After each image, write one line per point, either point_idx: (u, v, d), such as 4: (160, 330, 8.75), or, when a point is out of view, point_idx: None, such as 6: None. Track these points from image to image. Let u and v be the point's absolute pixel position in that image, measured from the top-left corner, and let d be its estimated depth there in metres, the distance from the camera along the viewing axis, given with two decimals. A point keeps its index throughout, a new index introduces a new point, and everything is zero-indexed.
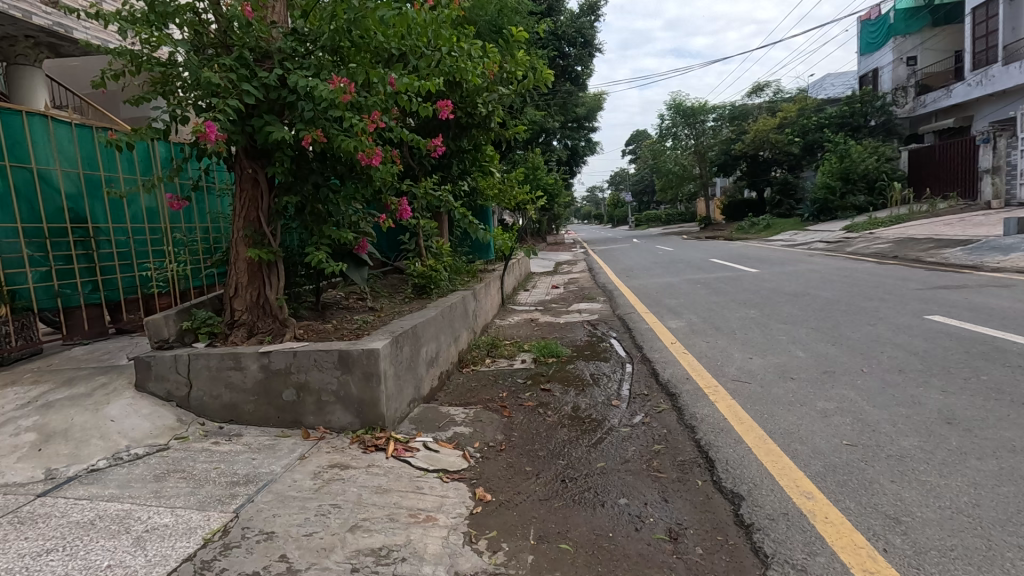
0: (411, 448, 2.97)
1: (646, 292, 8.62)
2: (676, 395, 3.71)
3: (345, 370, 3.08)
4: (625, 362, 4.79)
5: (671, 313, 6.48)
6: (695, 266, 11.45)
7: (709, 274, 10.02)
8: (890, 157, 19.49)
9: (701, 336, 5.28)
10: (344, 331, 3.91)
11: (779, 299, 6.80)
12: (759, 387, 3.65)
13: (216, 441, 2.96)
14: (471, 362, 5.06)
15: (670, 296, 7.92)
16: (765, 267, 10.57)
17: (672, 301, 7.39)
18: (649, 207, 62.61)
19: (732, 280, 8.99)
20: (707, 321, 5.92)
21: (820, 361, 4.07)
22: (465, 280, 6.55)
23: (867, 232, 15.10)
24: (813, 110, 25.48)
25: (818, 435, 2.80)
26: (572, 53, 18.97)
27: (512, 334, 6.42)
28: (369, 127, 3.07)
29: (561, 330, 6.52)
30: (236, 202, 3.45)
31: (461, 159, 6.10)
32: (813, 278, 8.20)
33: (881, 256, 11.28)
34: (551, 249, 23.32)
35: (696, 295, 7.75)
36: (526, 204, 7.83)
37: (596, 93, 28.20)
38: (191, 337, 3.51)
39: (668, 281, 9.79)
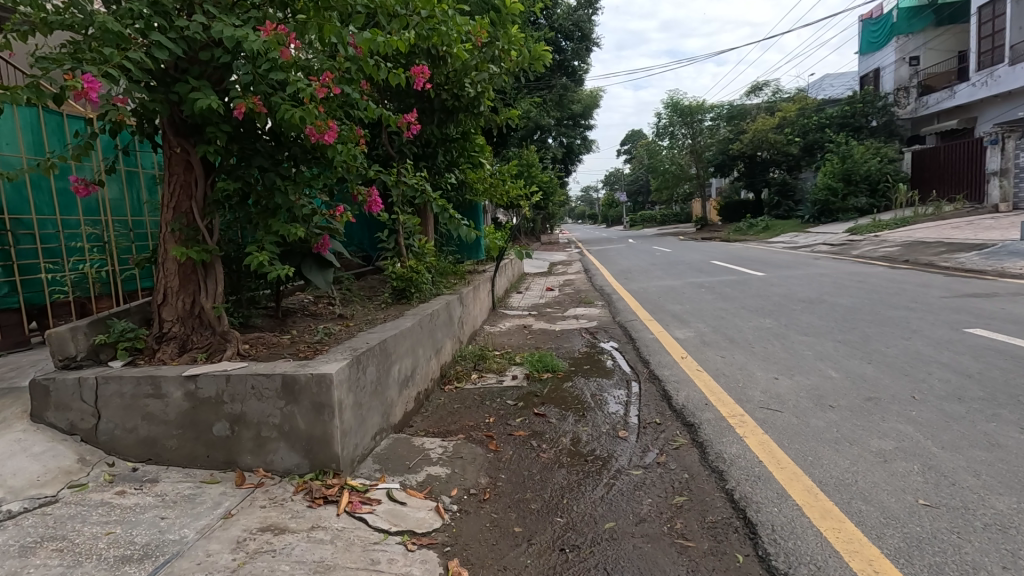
0: (369, 501, 2.36)
1: (647, 296, 8.04)
2: (696, 426, 3.12)
3: (289, 400, 2.47)
4: (630, 381, 4.19)
5: (677, 322, 5.89)
6: (697, 268, 10.89)
7: (713, 278, 9.45)
8: (893, 158, 19.05)
9: (715, 349, 4.70)
10: (301, 347, 3.29)
11: (794, 306, 6.23)
12: (794, 417, 3.06)
13: (122, 491, 2.34)
14: (455, 378, 4.44)
15: (674, 301, 7.33)
16: (772, 270, 10.01)
17: (677, 308, 6.80)
18: (644, 207, 62.18)
19: (739, 284, 8.42)
20: (719, 331, 5.34)
21: (860, 384, 3.50)
22: (450, 283, 5.93)
23: (872, 235, 14.61)
24: (814, 110, 25.02)
25: (884, 491, 2.22)
26: (569, 47, 18.38)
27: (502, 343, 5.81)
28: (319, 94, 2.41)
29: (557, 339, 5.92)
30: (164, 189, 2.82)
31: (447, 148, 5.51)
32: (826, 283, 7.64)
33: (890, 260, 10.78)
34: (545, 249, 22.71)
35: (701, 300, 7.18)
36: (520, 201, 7.21)
37: (593, 91, 27.64)
38: (108, 354, 2.87)
39: (670, 284, 9.21)
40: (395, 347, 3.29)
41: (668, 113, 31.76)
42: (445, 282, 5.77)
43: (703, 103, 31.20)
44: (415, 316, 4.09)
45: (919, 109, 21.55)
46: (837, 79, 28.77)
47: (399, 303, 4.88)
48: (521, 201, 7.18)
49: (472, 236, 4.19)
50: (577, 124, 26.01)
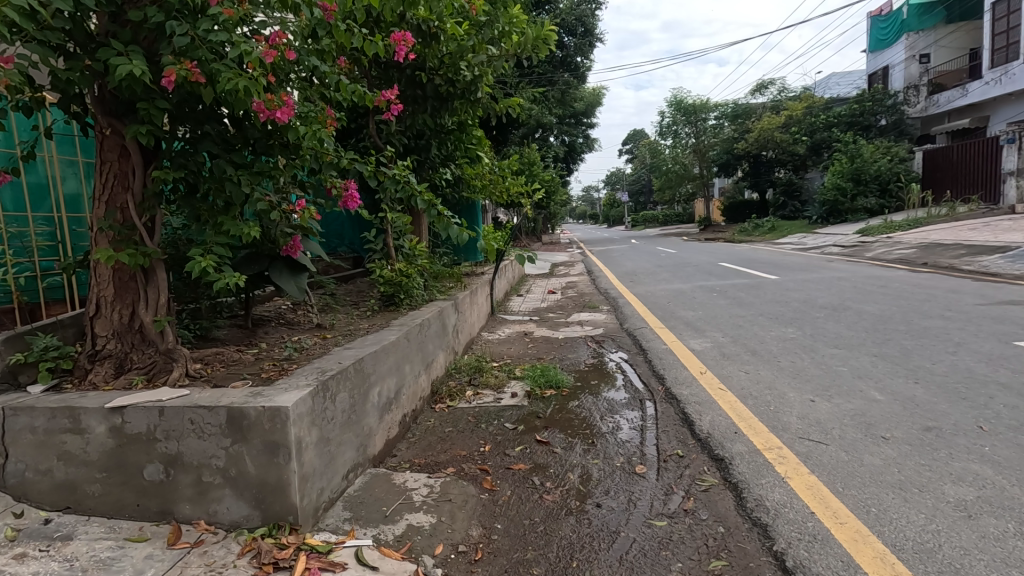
0: (332, 567, 1.90)
1: (656, 301, 7.56)
2: (726, 461, 2.65)
3: (236, 439, 2.00)
4: (645, 400, 3.72)
5: (691, 331, 5.42)
6: (705, 271, 10.42)
7: (723, 281, 8.99)
8: (903, 158, 18.57)
9: (737, 363, 4.23)
10: (265, 365, 2.83)
11: (816, 313, 5.76)
12: (843, 452, 2.60)
13: (24, 554, 1.88)
14: (447, 395, 3.98)
15: (685, 307, 6.87)
16: (785, 273, 9.55)
17: (689, 314, 6.33)
18: (646, 207, 61.74)
19: (753, 288, 7.96)
20: (739, 341, 4.87)
21: (912, 409, 3.03)
22: (445, 287, 5.47)
23: (884, 237, 14.14)
24: (821, 108, 24.55)
25: (981, 563, 1.76)
26: (571, 43, 17.90)
27: (501, 353, 5.34)
28: (270, 58, 1.93)
29: (561, 349, 5.44)
30: (97, 178, 2.36)
31: (441, 139, 5.04)
32: (847, 288, 7.17)
33: (908, 263, 10.32)
34: (546, 249, 22.26)
35: (715, 306, 6.71)
36: (521, 199, 6.73)
37: (595, 88, 27.16)
38: (29, 375, 2.41)
39: (678, 288, 8.73)
40: (375, 366, 2.83)
41: (672, 112, 31.26)
42: (438, 287, 5.31)
43: (707, 102, 30.71)
44: (401, 326, 3.63)
45: (929, 108, 21.06)
46: (844, 78, 28.29)
47: (387, 310, 4.43)
48: (522, 198, 6.71)
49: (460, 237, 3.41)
50: (579, 122, 25.56)
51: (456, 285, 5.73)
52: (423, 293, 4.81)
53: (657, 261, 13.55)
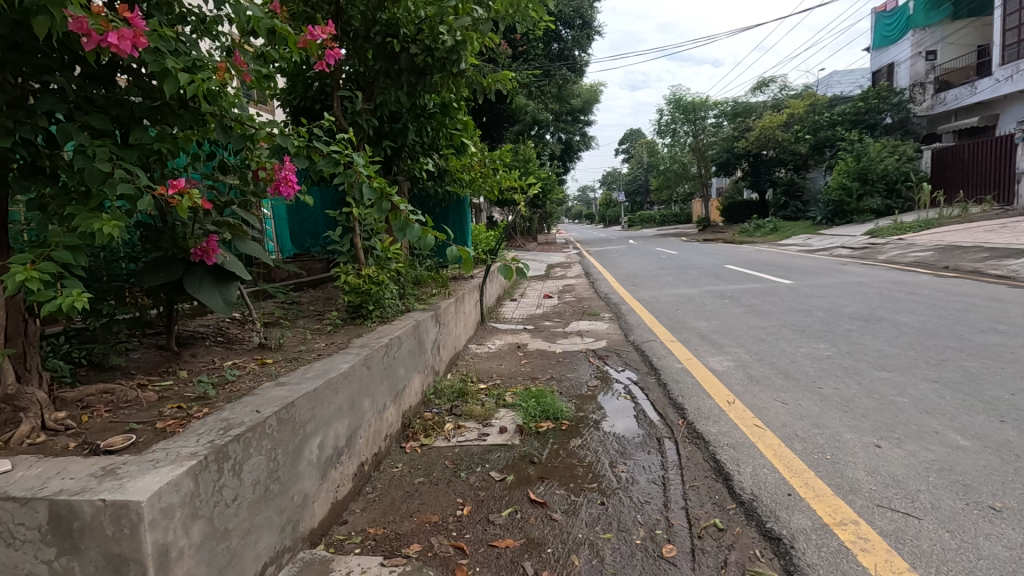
0: None
1: (662, 308, 6.87)
2: (787, 543, 1.96)
3: (66, 551, 1.29)
4: (663, 439, 3.03)
5: (708, 346, 4.73)
6: (712, 274, 9.76)
7: (734, 285, 8.32)
8: (911, 157, 17.98)
9: (770, 389, 3.53)
10: (165, 409, 2.11)
11: (848, 326, 5.09)
12: (947, 533, 1.91)
13: None
14: (421, 430, 3.27)
15: (696, 316, 6.17)
16: (798, 277, 8.89)
17: (702, 325, 5.63)
18: (643, 206, 61.12)
19: (767, 294, 7.30)
20: (766, 360, 4.20)
21: (1015, 462, 2.35)
22: (425, 296, 4.75)
23: (896, 239, 13.52)
24: (825, 106, 23.93)
25: None
26: (569, 35, 17.18)
27: (490, 371, 4.62)
28: None
29: (558, 365, 4.73)
30: None
31: (417, 122, 4.32)
32: (873, 295, 6.52)
33: (927, 267, 9.67)
34: (542, 249, 21.54)
35: (730, 315, 6.04)
36: (515, 197, 6.00)
37: (593, 85, 26.49)
38: None
39: (685, 293, 8.04)
40: (314, 411, 2.12)
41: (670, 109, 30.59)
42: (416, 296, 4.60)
43: (707, 100, 30.09)
44: (362, 347, 2.91)
45: (936, 106, 20.48)
46: (845, 77, 27.73)
47: (352, 325, 3.72)
48: (516, 195, 5.98)
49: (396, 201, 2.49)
50: (575, 119, 24.91)
51: (440, 291, 5.02)
52: (398, 302, 4.11)
53: (659, 263, 12.86)
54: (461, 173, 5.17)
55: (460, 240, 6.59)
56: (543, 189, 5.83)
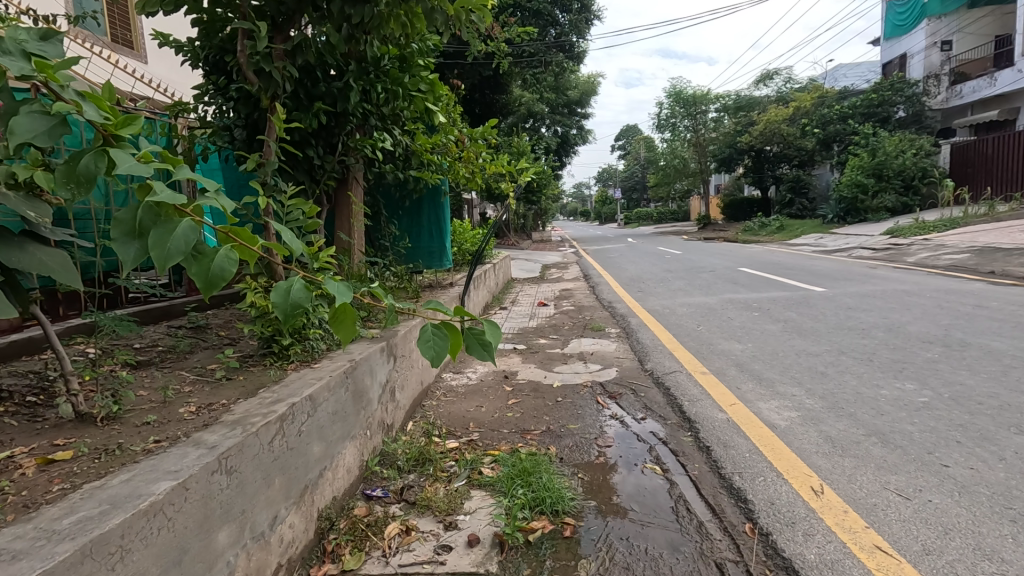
0: None
1: (680, 323, 5.73)
2: None
3: None
4: (724, 565, 1.89)
5: (754, 385, 3.59)
6: (729, 279, 8.64)
7: (758, 293, 7.21)
8: (928, 152, 16.96)
9: (871, 468, 2.40)
10: None
11: (928, 353, 3.99)
12: None
13: None
14: (347, 542, 2.10)
15: (724, 335, 5.04)
16: (828, 283, 7.80)
17: (736, 350, 4.49)
18: (639, 204, 60.00)
19: (803, 306, 6.19)
20: (842, 410, 3.07)
21: None
22: (377, 319, 3.58)
23: (920, 239, 12.45)
24: (835, 99, 22.81)
25: None
26: (567, 19, 15.85)
27: (464, 419, 3.48)
28: None
29: (554, 409, 3.58)
30: None
31: (364, 81, 3.11)
32: (935, 310, 5.42)
33: (970, 272, 8.58)
34: (536, 248, 20.33)
35: (767, 335, 4.92)
36: (505, 188, 4.79)
37: (591, 76, 25.28)
38: None
39: (701, 303, 6.91)
40: None
41: (670, 103, 29.38)
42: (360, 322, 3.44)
43: (708, 93, 28.92)
44: (234, 425, 1.75)
45: (951, 99, 19.51)
46: (852, 70, 26.66)
47: (251, 370, 2.55)
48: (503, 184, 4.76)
49: (177, 213, 1.19)
50: (572, 112, 23.74)
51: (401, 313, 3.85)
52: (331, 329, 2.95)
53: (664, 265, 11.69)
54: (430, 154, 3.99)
55: (437, 238, 5.36)
56: (538, 173, 4.61)
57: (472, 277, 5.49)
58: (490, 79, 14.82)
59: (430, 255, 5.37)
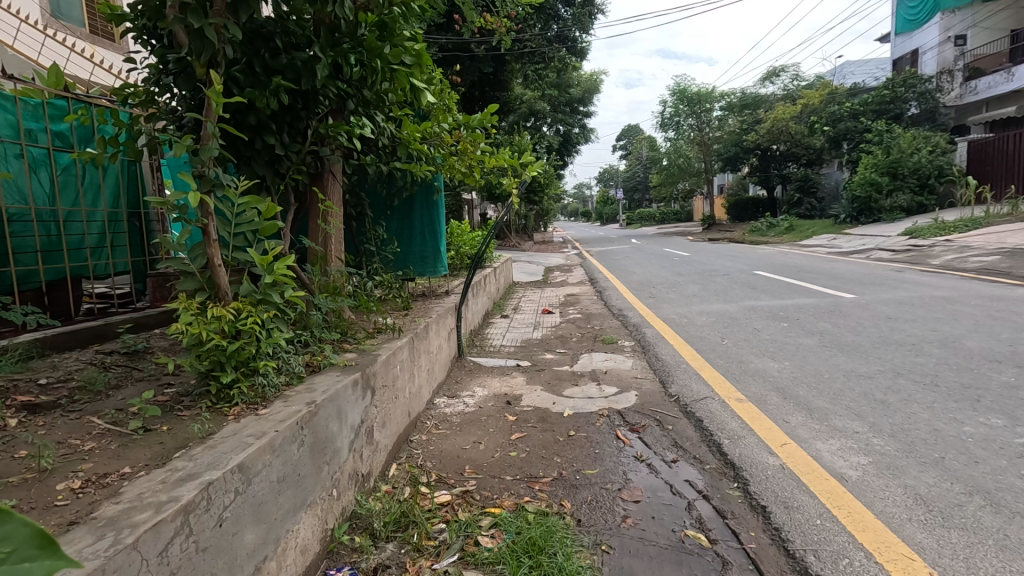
0: None
1: (703, 336, 5.15)
2: None
3: None
4: None
5: (805, 419, 3.02)
6: (746, 284, 8.08)
7: (782, 300, 6.64)
8: (944, 149, 16.40)
9: (990, 547, 1.84)
10: None
11: (1001, 376, 3.42)
12: None
13: None
14: None
15: (754, 351, 4.48)
16: (856, 288, 7.24)
17: (773, 370, 3.92)
18: (641, 204, 59.41)
19: (835, 315, 5.62)
20: (923, 454, 2.51)
21: None
22: (352, 342, 3.02)
23: (942, 239, 11.87)
24: (845, 95, 22.22)
25: None
26: (570, 12, 15.27)
27: (458, 461, 2.90)
28: None
29: (565, 448, 3.00)
30: None
31: (331, 52, 2.51)
32: (988, 321, 4.86)
33: (1006, 275, 8.01)
34: (538, 250, 19.76)
35: (804, 351, 4.35)
36: (504, 183, 4.19)
37: (593, 74, 24.71)
38: None
39: (721, 311, 6.34)
40: None
41: (674, 101, 28.79)
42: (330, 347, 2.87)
43: (713, 91, 28.33)
44: (107, 531, 1.18)
45: (966, 95, 18.93)
46: (860, 66, 26.08)
47: (179, 415, 1.97)
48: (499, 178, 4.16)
49: None
50: (575, 110, 23.19)
51: (383, 333, 3.29)
52: (289, 356, 2.37)
53: (674, 267, 11.12)
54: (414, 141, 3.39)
55: (431, 242, 4.77)
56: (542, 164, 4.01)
57: (470, 283, 4.88)
58: (490, 75, 14.26)
59: (424, 260, 4.78)
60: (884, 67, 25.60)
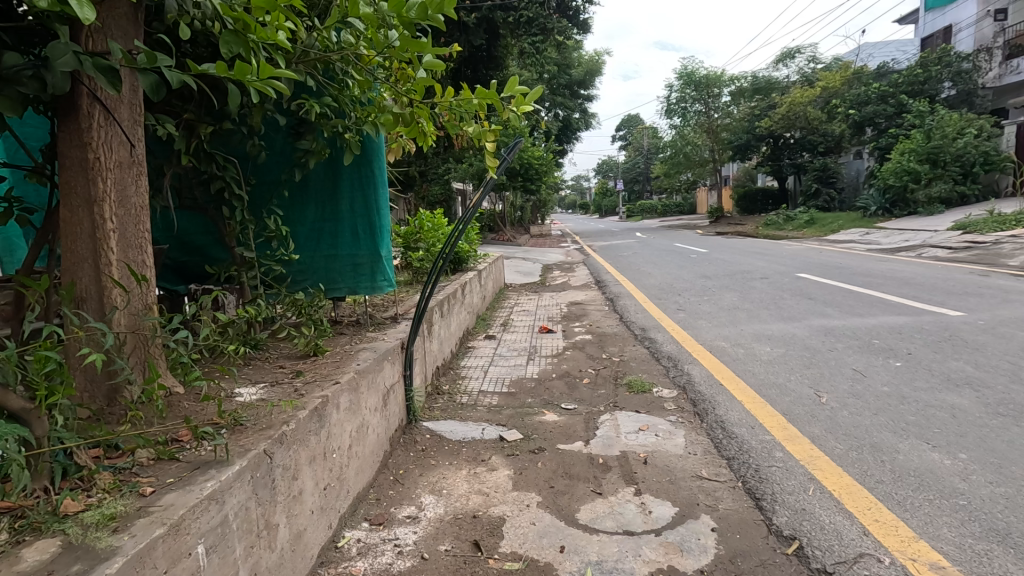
0: None
1: (781, 383, 3.42)
2: None
3: None
4: None
5: None
6: (799, 293, 6.36)
7: (863, 319, 4.91)
8: (989, 133, 14.68)
9: None
10: None
11: None
12: None
13: None
14: None
15: (885, 422, 2.75)
16: (951, 300, 5.51)
17: (952, 476, 2.20)
18: (641, 196, 57.61)
19: (962, 347, 3.90)
20: None
21: None
22: (85, 500, 1.26)
23: (1006, 235, 10.16)
24: (870, 78, 20.45)
25: None
26: None
27: None
28: None
29: None
30: None
31: None
32: None
33: None
34: (535, 245, 17.99)
35: (974, 426, 2.63)
36: (469, 133, 2.44)
37: (595, 54, 22.87)
38: None
39: (786, 336, 4.61)
40: None
41: (681, 85, 26.88)
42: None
43: (722, 74, 26.49)
44: None
45: (1006, 75, 17.16)
46: (880, 49, 24.35)
47: None
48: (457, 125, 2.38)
49: None
50: (575, 94, 21.40)
51: (197, 450, 1.52)
52: None
53: (695, 268, 9.40)
54: (267, 28, 1.59)
55: (365, 242, 3.11)
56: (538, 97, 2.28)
57: (427, 296, 3.07)
58: (481, 48, 12.47)
59: (355, 272, 3.14)
60: (907, 51, 23.86)
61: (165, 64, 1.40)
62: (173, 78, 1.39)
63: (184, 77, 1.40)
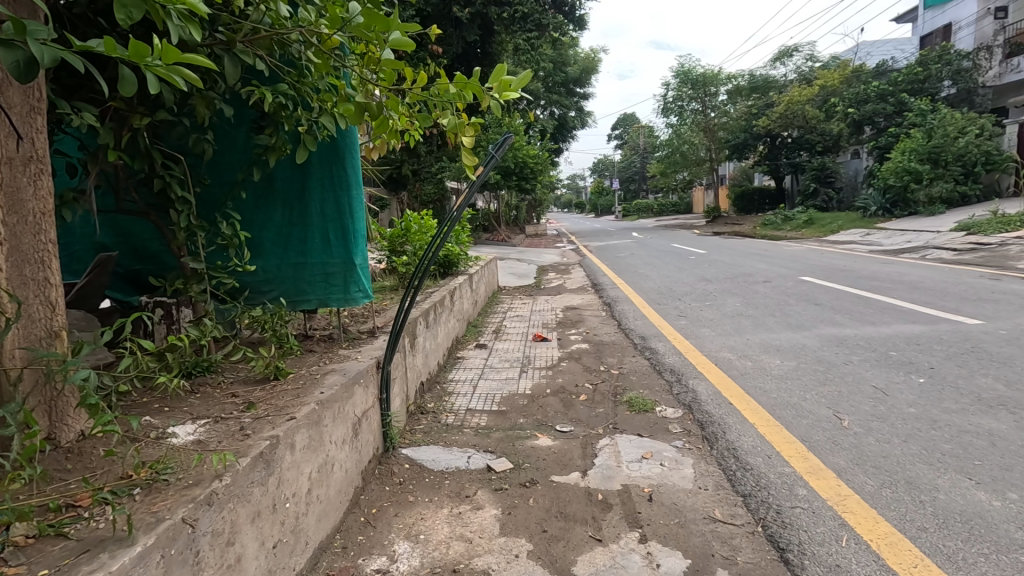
0: None
1: (796, 402, 3.13)
2: None
3: None
4: None
5: None
6: (805, 298, 6.08)
7: (877, 328, 4.62)
8: (991, 132, 14.47)
9: None
10: None
11: None
12: None
13: None
14: None
15: (919, 452, 2.45)
16: (967, 306, 5.23)
17: (1006, 523, 1.90)
18: (637, 196, 57.39)
19: (988, 361, 3.61)
20: None
21: None
22: None
23: (1012, 237, 9.90)
24: (869, 76, 20.23)
25: None
26: None
27: None
28: None
29: None
30: None
31: None
32: None
33: None
34: (530, 245, 17.67)
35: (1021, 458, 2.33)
36: (443, 126, 2.10)
37: (592, 52, 22.60)
38: None
39: (796, 346, 4.32)
40: None
41: (678, 83, 26.64)
42: None
43: (720, 73, 26.23)
44: None
45: (1006, 74, 16.95)
46: (878, 47, 24.15)
47: None
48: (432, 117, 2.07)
49: None
50: (570, 92, 21.13)
51: (90, 525, 1.21)
52: None
53: (695, 270, 9.12)
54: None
55: (337, 248, 2.80)
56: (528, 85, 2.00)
57: (404, 311, 2.75)
58: (475, 44, 12.15)
59: (325, 282, 2.84)
60: (905, 49, 23.66)
61: (40, 36, 1.07)
62: (42, 54, 1.04)
63: (57, 55, 1.05)
